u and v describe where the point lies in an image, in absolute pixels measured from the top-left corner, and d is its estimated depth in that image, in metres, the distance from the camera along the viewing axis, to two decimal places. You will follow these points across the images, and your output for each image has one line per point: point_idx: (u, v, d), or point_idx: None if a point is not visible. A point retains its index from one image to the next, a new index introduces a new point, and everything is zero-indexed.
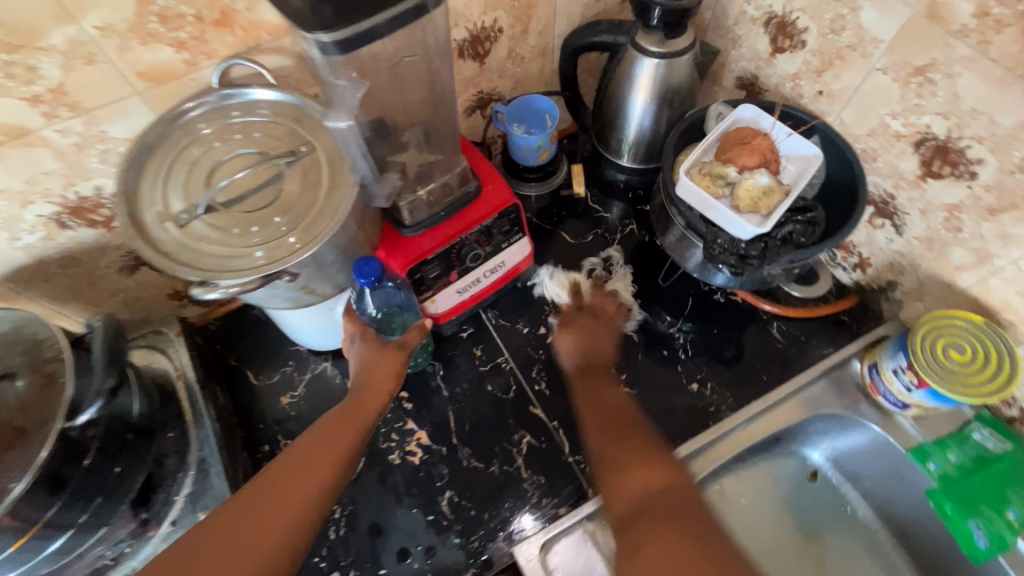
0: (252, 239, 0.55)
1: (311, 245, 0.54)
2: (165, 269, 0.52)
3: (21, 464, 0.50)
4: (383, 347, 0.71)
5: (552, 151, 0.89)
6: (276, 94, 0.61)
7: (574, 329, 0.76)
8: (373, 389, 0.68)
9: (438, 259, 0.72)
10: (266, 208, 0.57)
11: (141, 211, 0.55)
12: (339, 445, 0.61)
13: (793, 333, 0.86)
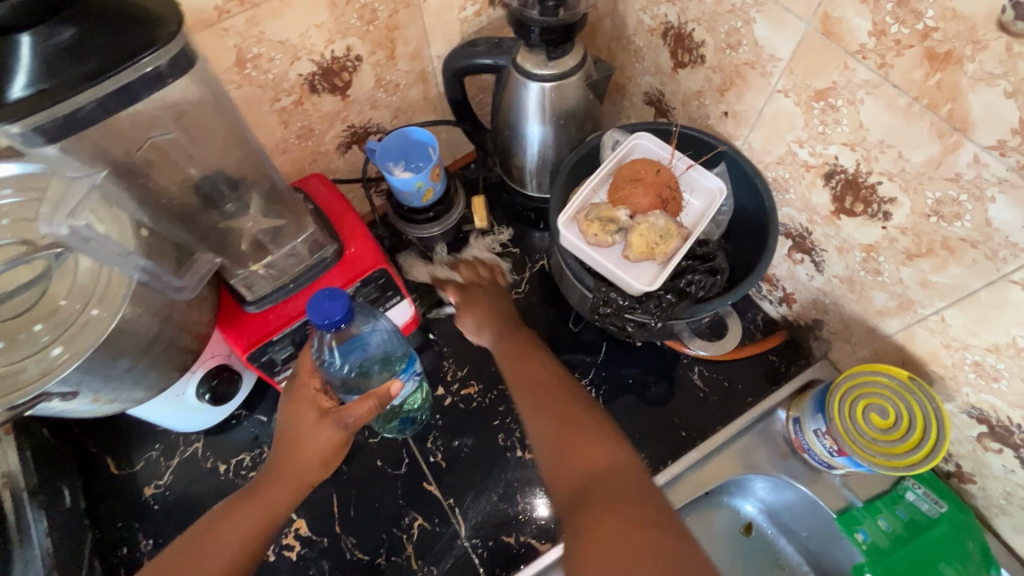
0: (14, 353, 0.46)
1: (84, 352, 0.45)
2: None
3: None
4: (322, 413, 0.59)
5: (439, 190, 0.79)
6: (19, 166, 0.50)
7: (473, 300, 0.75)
8: (303, 459, 0.59)
9: (287, 337, 0.63)
10: (30, 311, 0.47)
11: None
12: (238, 536, 0.56)
13: (716, 378, 0.77)
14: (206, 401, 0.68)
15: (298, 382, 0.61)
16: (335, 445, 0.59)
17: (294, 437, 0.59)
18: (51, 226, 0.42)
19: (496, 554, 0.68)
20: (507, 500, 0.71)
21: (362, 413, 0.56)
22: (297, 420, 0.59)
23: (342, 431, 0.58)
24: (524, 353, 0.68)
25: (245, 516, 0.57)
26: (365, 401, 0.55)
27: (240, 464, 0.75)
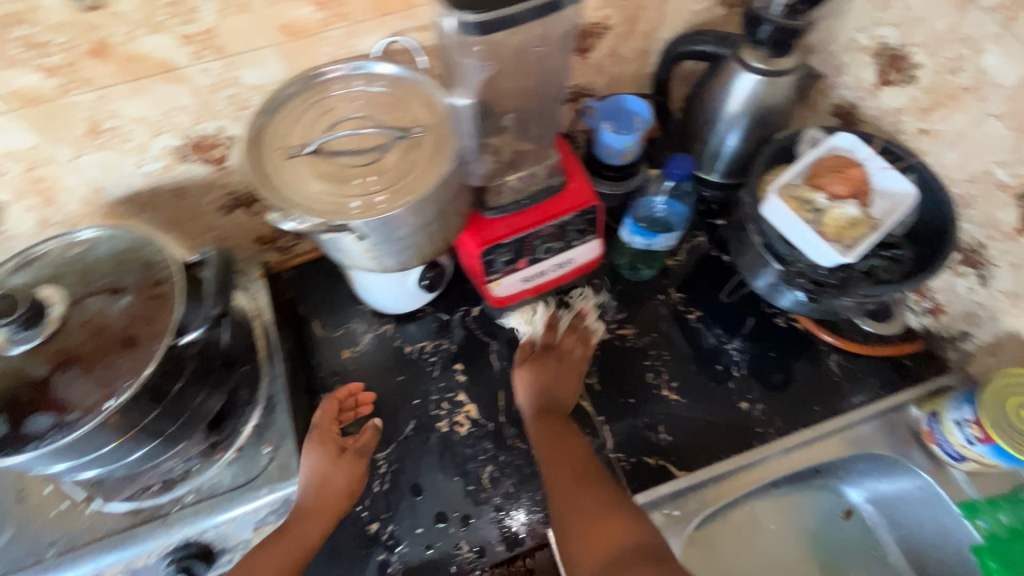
0: (350, 191, 0.59)
1: (398, 208, 0.57)
2: (259, 191, 0.56)
3: (129, 371, 0.54)
4: (336, 455, 0.72)
5: (637, 153, 0.88)
6: (394, 70, 0.64)
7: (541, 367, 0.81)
8: (323, 495, 0.69)
9: (511, 245, 0.75)
10: (364, 167, 0.60)
11: (264, 138, 0.61)
12: (280, 556, 0.65)
13: (850, 368, 0.85)
14: (421, 288, 0.83)
15: (319, 431, 0.75)
16: (356, 480, 0.72)
17: (317, 479, 0.69)
18: (455, 97, 0.62)
19: (638, 469, 0.77)
20: (652, 427, 0.80)
21: (371, 440, 0.77)
22: (318, 459, 0.71)
23: (360, 466, 0.74)
24: (570, 455, 0.73)
25: (280, 554, 0.65)
26: (366, 431, 0.78)
27: (423, 350, 0.87)
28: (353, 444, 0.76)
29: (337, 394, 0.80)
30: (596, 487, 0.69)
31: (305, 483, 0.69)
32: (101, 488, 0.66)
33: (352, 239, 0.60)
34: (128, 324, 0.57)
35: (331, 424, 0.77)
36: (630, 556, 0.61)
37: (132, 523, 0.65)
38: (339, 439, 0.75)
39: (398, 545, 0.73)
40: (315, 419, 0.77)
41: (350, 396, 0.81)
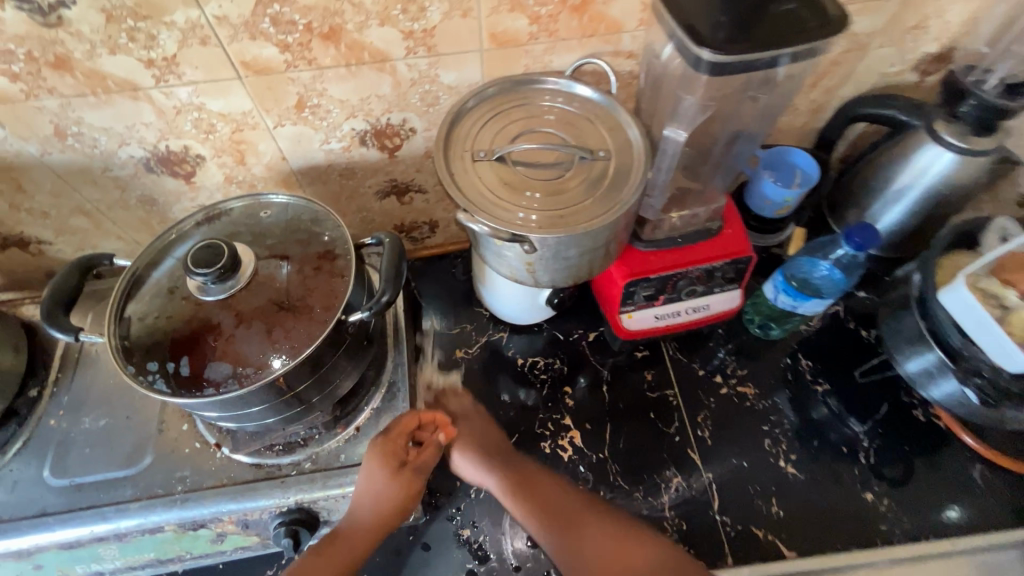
0: (529, 202, 0.59)
1: (575, 229, 0.56)
2: (447, 187, 0.57)
3: (303, 338, 0.57)
4: (393, 470, 0.64)
5: (793, 209, 0.84)
6: (591, 94, 0.65)
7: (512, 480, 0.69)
8: (375, 518, 0.64)
9: (656, 281, 0.73)
10: (545, 181, 0.60)
11: (454, 136, 0.62)
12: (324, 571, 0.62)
13: (995, 481, 0.77)
14: (550, 305, 0.81)
15: (385, 435, 0.67)
16: (408, 499, 0.65)
17: (372, 499, 0.64)
18: (668, 129, 0.62)
19: (743, 539, 0.73)
20: (765, 497, 0.75)
21: (433, 456, 0.68)
22: (373, 472, 0.64)
23: (415, 483, 0.66)
24: (586, 522, 0.63)
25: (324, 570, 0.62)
26: (430, 446, 0.68)
27: (535, 365, 0.87)
28: (413, 458, 0.67)
29: (421, 412, 0.70)
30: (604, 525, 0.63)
31: (359, 497, 0.64)
32: (229, 437, 0.70)
33: (520, 250, 0.60)
34: (301, 294, 0.60)
35: (399, 435, 0.67)
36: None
37: (254, 475, 0.68)
38: (401, 452, 0.66)
39: (487, 559, 0.72)
40: (394, 422, 0.68)
41: (432, 420, 0.71)
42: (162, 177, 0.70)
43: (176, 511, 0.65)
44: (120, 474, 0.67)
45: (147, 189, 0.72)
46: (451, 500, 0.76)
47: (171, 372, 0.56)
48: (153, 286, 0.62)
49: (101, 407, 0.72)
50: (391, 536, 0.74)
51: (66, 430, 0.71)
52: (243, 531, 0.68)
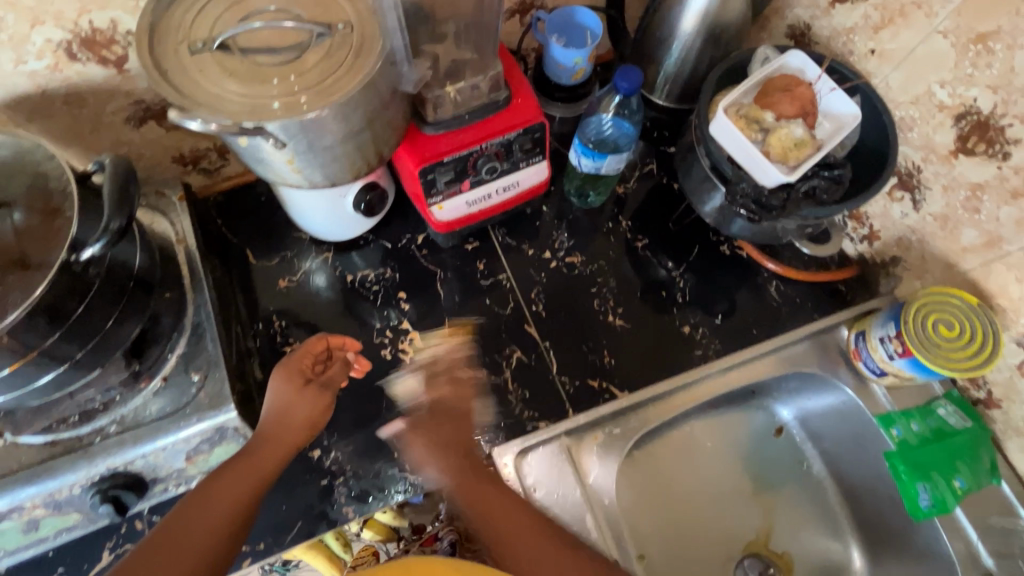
0: (277, 90, 0.53)
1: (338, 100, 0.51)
2: (157, 89, 0.50)
3: (22, 291, 0.49)
4: (298, 385, 0.69)
5: (589, 72, 0.84)
6: None
7: (430, 430, 0.67)
8: (283, 424, 0.65)
9: (452, 164, 0.71)
10: (284, 65, 0.54)
11: (160, 29, 0.54)
12: (244, 483, 0.58)
13: (788, 293, 0.87)
14: (359, 211, 0.78)
15: (294, 358, 0.71)
16: (318, 414, 0.69)
17: (279, 410, 0.66)
18: None
19: (581, 392, 0.78)
20: (597, 350, 0.81)
21: (341, 375, 0.74)
22: (282, 390, 0.68)
23: (324, 397, 0.70)
24: (545, 542, 0.60)
25: (243, 469, 0.59)
26: (336, 364, 0.73)
27: (366, 279, 0.84)
28: (320, 375, 0.72)
29: (330, 336, 0.73)
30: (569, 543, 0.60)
31: (268, 410, 0.67)
32: (9, 421, 0.62)
33: (268, 146, 0.54)
34: (23, 241, 0.52)
35: (305, 356, 0.71)
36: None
37: (50, 453, 0.62)
38: (306, 370, 0.71)
39: (342, 471, 0.72)
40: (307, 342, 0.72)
41: (342, 343, 0.74)
42: None
43: None
44: None
45: None
46: None
47: None
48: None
49: None
50: None
51: None
52: (57, 513, 0.63)
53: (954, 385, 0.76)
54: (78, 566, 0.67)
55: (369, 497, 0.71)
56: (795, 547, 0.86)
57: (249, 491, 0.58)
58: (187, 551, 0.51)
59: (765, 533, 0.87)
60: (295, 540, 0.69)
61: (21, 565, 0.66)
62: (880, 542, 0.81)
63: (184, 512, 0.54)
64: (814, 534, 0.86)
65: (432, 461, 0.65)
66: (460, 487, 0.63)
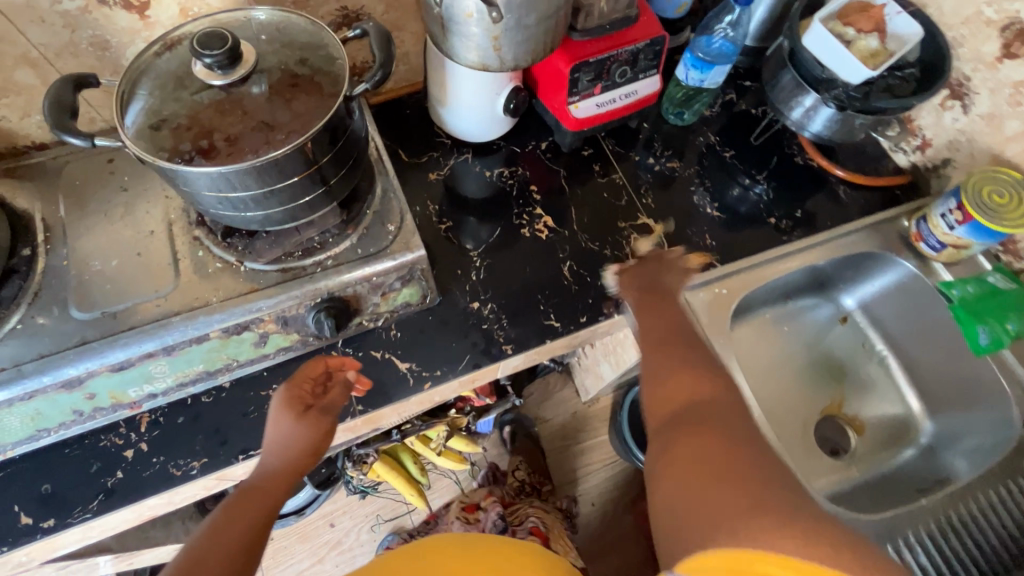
0: None
1: None
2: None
3: (314, 117, 0.63)
4: (300, 415, 0.68)
5: (688, 7, 1.00)
6: None
7: (642, 267, 0.83)
8: (286, 460, 0.66)
9: (594, 65, 0.86)
10: None
11: None
12: (235, 530, 0.59)
13: (855, 196, 1.02)
14: (506, 113, 0.93)
15: (288, 400, 0.68)
16: (321, 438, 0.68)
17: (283, 444, 0.66)
18: None
19: (690, 264, 0.93)
20: (701, 233, 0.96)
21: (341, 397, 0.72)
22: (278, 424, 0.67)
23: (324, 422, 0.69)
24: (670, 361, 0.67)
25: (239, 514, 0.61)
26: (336, 386, 0.72)
27: (501, 175, 0.99)
28: (320, 399, 0.71)
29: (328, 358, 0.72)
30: (691, 364, 0.65)
31: (269, 447, 0.66)
32: (248, 252, 0.75)
33: (487, 19, 0.69)
34: (303, 82, 0.65)
35: (305, 381, 0.70)
36: (689, 439, 0.56)
37: (282, 278, 0.74)
38: (306, 396, 0.69)
39: (499, 319, 0.86)
40: (306, 365, 0.71)
41: (339, 362, 0.73)
42: (114, 11, 0.70)
43: (219, 317, 0.71)
44: (152, 298, 0.71)
45: (98, 28, 0.71)
46: (458, 284, 0.88)
47: (200, 151, 0.61)
48: (131, 128, 0.62)
49: (107, 251, 0.74)
50: (413, 320, 0.85)
51: (78, 276, 0.72)
52: (284, 329, 0.75)
53: (999, 259, 0.93)
54: None
55: (524, 338, 0.85)
56: (863, 411, 1.01)
57: (250, 528, 0.60)
58: None
59: (838, 400, 1.03)
60: (466, 369, 0.82)
61: (242, 382, 0.78)
62: (944, 398, 0.95)
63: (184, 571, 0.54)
64: (879, 402, 1.01)
65: (627, 289, 0.82)
66: (642, 316, 0.77)
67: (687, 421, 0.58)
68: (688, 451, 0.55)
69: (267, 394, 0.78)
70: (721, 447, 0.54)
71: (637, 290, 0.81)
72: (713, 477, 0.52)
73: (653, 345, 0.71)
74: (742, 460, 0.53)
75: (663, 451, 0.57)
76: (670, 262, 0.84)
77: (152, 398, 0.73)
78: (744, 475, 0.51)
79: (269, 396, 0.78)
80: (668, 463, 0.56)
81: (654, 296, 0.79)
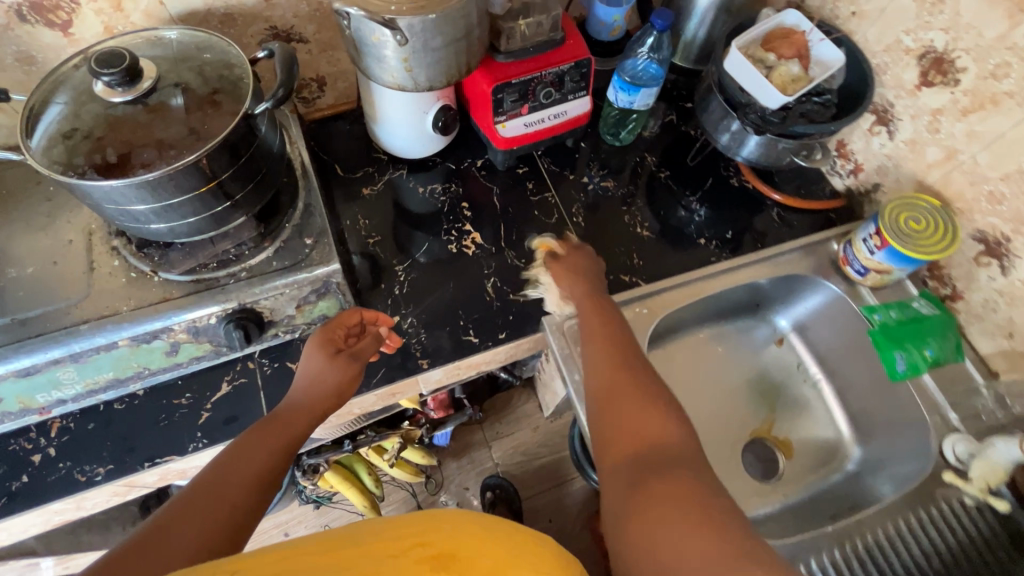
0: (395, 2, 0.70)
1: (435, 11, 0.69)
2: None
3: (213, 134, 0.65)
4: (331, 355, 0.74)
5: (622, 31, 1.03)
6: None
7: (564, 266, 0.88)
8: (311, 394, 0.70)
9: (517, 86, 0.88)
10: None
11: None
12: (251, 467, 0.59)
13: (788, 218, 1.02)
14: (436, 130, 0.95)
15: (326, 336, 0.76)
16: (347, 381, 0.73)
17: (315, 380, 0.71)
18: None
19: (615, 283, 0.93)
20: (629, 252, 0.97)
21: (371, 346, 0.79)
22: (315, 360, 0.73)
23: (352, 367, 0.74)
24: (619, 400, 0.65)
25: (261, 442, 0.63)
26: (366, 336, 0.79)
27: (434, 191, 1.00)
28: (350, 346, 0.77)
29: (363, 310, 0.80)
30: (648, 402, 0.63)
31: (302, 379, 0.72)
32: (163, 263, 0.77)
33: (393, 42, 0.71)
34: (206, 100, 0.67)
35: (339, 327, 0.78)
36: (662, 480, 0.53)
37: (194, 288, 0.76)
38: (337, 341, 0.76)
39: (417, 333, 0.87)
40: (343, 315, 0.79)
41: (375, 317, 0.81)
42: (37, 28, 0.73)
43: (125, 325, 0.72)
44: (62, 306, 0.73)
45: (23, 44, 0.74)
46: (381, 298, 0.89)
47: (97, 165, 0.63)
48: (37, 141, 0.64)
49: (27, 258, 0.77)
50: None
51: None
52: (195, 339, 0.77)
53: (926, 285, 0.93)
54: (202, 392, 0.80)
55: (440, 353, 0.85)
56: (795, 435, 1.01)
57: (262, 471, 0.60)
58: (194, 528, 0.51)
59: (769, 423, 1.02)
60: (380, 383, 0.83)
61: (155, 390, 0.80)
62: (870, 424, 0.94)
63: (191, 506, 0.53)
64: (810, 426, 1.00)
65: (567, 280, 0.86)
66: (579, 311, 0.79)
67: (653, 476, 0.54)
68: (638, 505, 0.51)
69: (178, 403, 0.79)
70: (683, 491, 0.51)
71: (584, 288, 0.83)
72: (689, 518, 0.49)
73: (601, 388, 0.67)
74: (697, 499, 0.50)
75: (638, 503, 0.52)
76: (574, 258, 0.89)
77: (62, 403, 0.75)
78: (708, 515, 0.49)
79: (181, 404, 0.79)
80: (645, 493, 0.52)
81: (592, 303, 0.80)
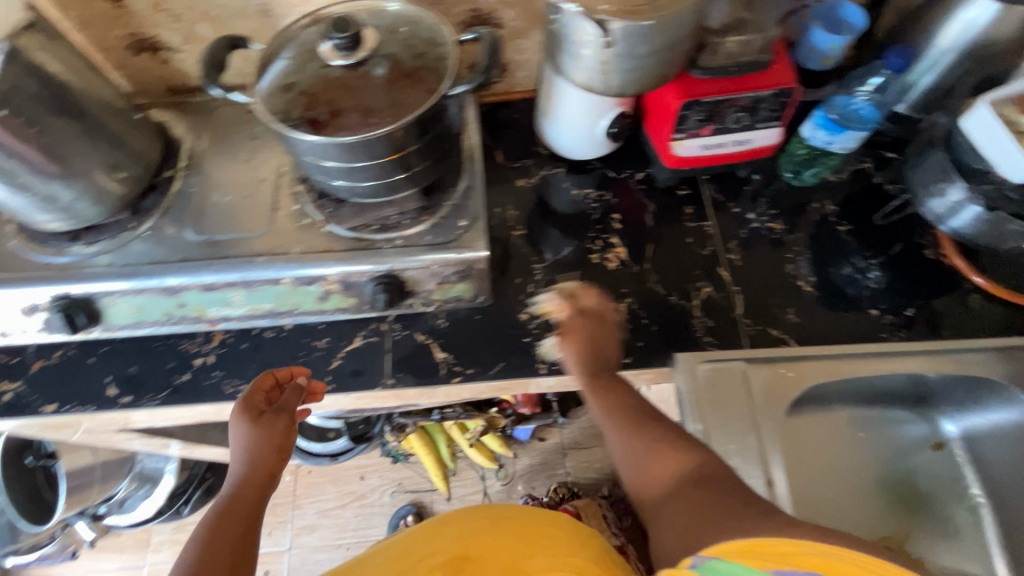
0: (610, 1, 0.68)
1: (648, 18, 0.66)
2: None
3: (410, 108, 0.67)
4: (256, 417, 0.72)
5: (836, 61, 0.92)
6: None
7: (579, 327, 0.80)
8: (253, 466, 0.69)
9: (707, 106, 0.82)
10: None
11: None
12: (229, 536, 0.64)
13: (990, 310, 0.87)
14: (607, 135, 0.92)
15: (248, 407, 0.72)
16: (280, 436, 0.72)
17: (247, 449, 0.70)
18: None
19: (761, 335, 0.85)
20: (785, 306, 0.87)
21: (297, 396, 0.75)
22: (243, 431, 0.71)
23: (281, 420, 0.73)
24: (643, 442, 0.67)
25: (230, 522, 0.65)
26: (285, 390, 0.75)
27: (587, 196, 0.98)
28: (274, 404, 0.74)
29: (276, 370, 0.76)
30: (661, 440, 0.66)
31: (235, 457, 0.70)
32: (333, 216, 0.83)
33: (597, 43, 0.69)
34: (409, 73, 0.70)
35: (259, 391, 0.74)
36: (684, 512, 0.57)
37: (353, 245, 0.81)
38: (258, 404, 0.73)
39: (542, 336, 0.86)
40: (256, 381, 0.74)
41: (289, 372, 0.77)
42: None
43: (291, 266, 0.78)
44: (247, 236, 0.81)
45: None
46: (514, 291, 0.89)
47: (306, 119, 0.68)
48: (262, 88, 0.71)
49: (226, 186, 0.86)
50: (462, 315, 0.88)
51: (199, 202, 0.85)
52: (344, 292, 0.82)
53: None
54: (339, 340, 0.86)
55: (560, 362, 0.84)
56: (931, 557, 0.88)
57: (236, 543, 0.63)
58: None
59: (903, 534, 0.89)
60: (497, 375, 0.83)
61: (300, 327, 0.87)
62: None
63: None
64: (956, 553, 0.87)
65: (574, 346, 0.78)
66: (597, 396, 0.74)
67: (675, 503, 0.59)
68: (676, 526, 0.57)
69: (316, 345, 0.86)
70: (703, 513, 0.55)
71: (597, 355, 0.78)
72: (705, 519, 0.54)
73: (637, 461, 0.66)
74: (712, 506, 0.55)
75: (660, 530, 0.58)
76: (607, 327, 0.80)
77: (226, 320, 0.84)
78: (732, 513, 0.53)
79: (319, 347, 0.85)
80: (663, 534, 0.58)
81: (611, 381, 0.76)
